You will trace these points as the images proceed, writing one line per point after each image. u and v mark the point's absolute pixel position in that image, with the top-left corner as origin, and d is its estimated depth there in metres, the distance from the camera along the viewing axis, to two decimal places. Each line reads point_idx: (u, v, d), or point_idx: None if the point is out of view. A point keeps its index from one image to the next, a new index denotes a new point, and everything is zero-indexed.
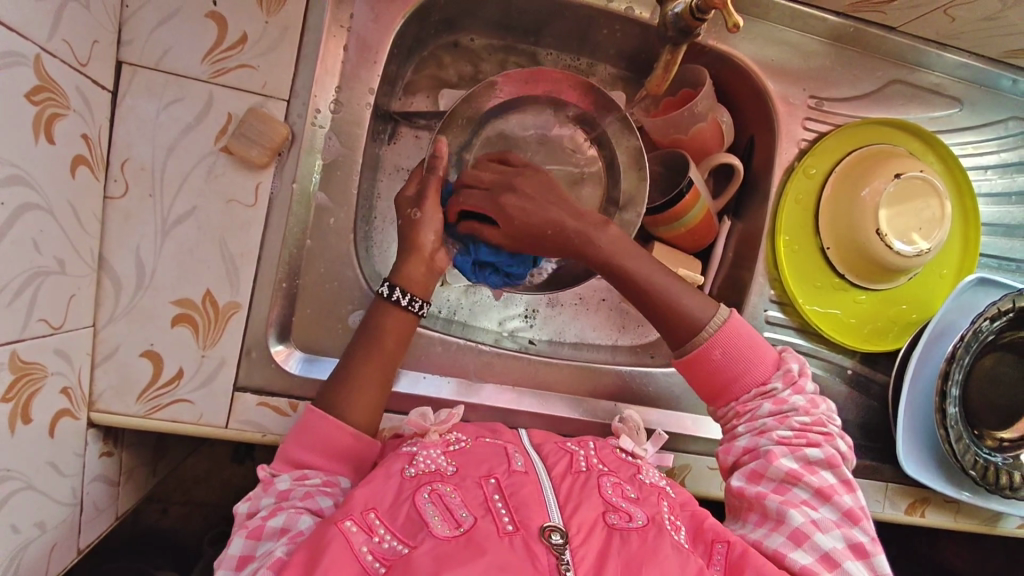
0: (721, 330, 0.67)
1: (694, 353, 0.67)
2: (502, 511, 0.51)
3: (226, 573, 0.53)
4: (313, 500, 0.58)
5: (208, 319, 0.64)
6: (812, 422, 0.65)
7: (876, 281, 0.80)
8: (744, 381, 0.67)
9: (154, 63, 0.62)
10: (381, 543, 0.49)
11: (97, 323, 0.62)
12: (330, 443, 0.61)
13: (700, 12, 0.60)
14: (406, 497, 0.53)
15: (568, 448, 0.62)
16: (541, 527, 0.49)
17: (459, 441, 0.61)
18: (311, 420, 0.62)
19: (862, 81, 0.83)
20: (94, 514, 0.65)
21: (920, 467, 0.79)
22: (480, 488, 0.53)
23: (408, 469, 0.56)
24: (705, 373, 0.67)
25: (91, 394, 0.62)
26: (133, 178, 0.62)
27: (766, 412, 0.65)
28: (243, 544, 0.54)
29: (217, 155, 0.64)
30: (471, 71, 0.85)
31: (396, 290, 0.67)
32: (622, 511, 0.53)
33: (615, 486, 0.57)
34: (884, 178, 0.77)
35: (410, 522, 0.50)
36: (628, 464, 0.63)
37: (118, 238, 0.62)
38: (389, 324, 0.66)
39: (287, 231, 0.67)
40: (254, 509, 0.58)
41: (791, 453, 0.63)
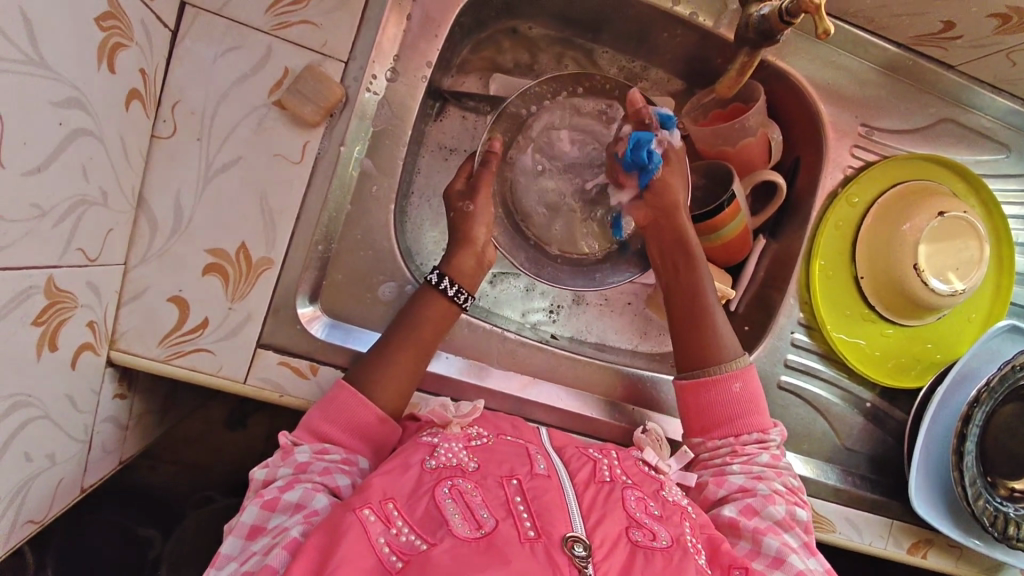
0: (744, 370, 0.71)
1: (716, 378, 0.70)
2: (524, 515, 0.51)
3: (236, 541, 0.54)
4: (331, 476, 0.58)
5: (240, 272, 0.63)
6: (795, 487, 0.69)
7: (906, 317, 0.80)
8: (748, 424, 0.70)
9: (218, 9, 0.62)
10: (399, 535, 0.49)
11: (129, 262, 0.61)
12: (357, 421, 0.62)
13: (788, 16, 0.56)
14: (426, 492, 0.53)
15: (591, 456, 0.62)
16: (564, 537, 0.49)
17: (481, 437, 0.61)
18: (342, 396, 0.63)
19: (914, 115, 0.82)
20: (100, 455, 0.64)
21: (932, 508, 0.78)
22: (501, 489, 0.54)
23: (430, 460, 0.56)
24: (708, 397, 0.70)
25: (113, 332, 0.61)
26: (183, 120, 0.61)
27: (763, 460, 0.68)
28: (257, 514, 0.55)
29: (269, 108, 0.63)
30: (527, 60, 0.84)
31: (444, 279, 0.69)
32: (645, 529, 0.53)
33: (639, 501, 0.57)
34: (926, 214, 0.76)
35: (430, 517, 0.50)
36: (651, 478, 0.63)
37: (161, 179, 0.61)
38: (433, 311, 0.68)
39: (330, 194, 0.66)
40: (270, 477, 0.59)
41: (783, 504, 0.65)
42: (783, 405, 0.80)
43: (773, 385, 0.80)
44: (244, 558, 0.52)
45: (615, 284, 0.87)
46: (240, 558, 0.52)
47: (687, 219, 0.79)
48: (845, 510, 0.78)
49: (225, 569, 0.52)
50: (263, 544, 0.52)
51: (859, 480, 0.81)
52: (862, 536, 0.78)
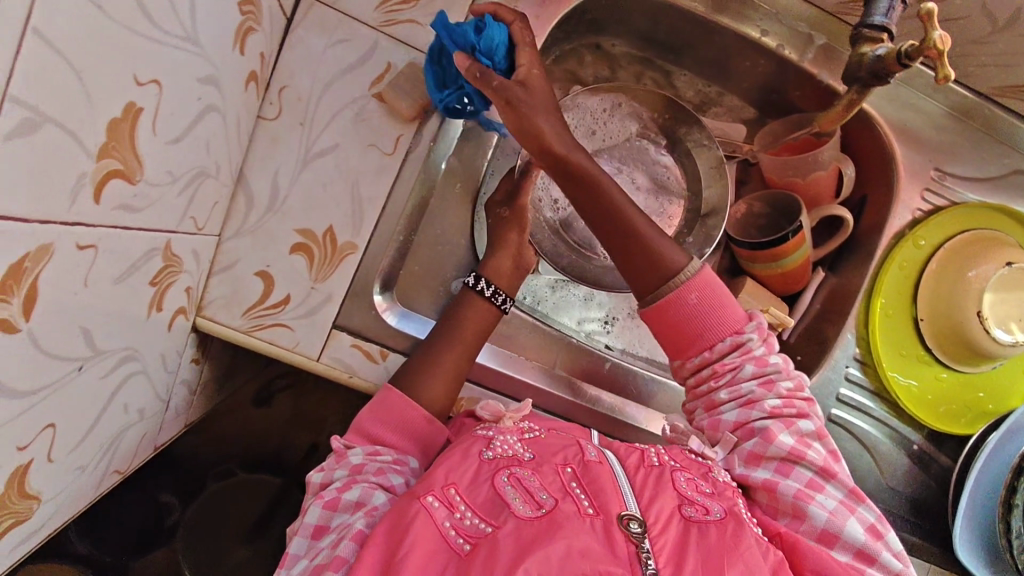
0: (695, 278, 0.65)
1: (667, 297, 0.65)
2: (582, 495, 0.53)
3: (302, 541, 0.56)
4: (385, 475, 0.60)
5: (325, 254, 0.66)
6: (794, 390, 0.66)
7: (963, 363, 0.80)
8: (718, 332, 0.65)
9: (332, 2, 0.65)
10: (463, 520, 0.51)
11: (224, 234, 0.64)
12: (405, 421, 0.64)
13: (906, 58, 0.57)
14: (485, 479, 0.55)
15: (639, 447, 0.63)
16: (620, 514, 0.51)
17: (533, 431, 0.63)
18: (390, 398, 0.64)
19: (987, 164, 0.82)
20: (173, 416, 0.66)
21: (972, 556, 0.78)
22: (557, 475, 0.55)
23: (487, 452, 0.58)
24: (671, 317, 0.65)
25: (202, 300, 0.64)
26: (288, 104, 0.64)
27: (747, 374, 0.64)
28: (319, 514, 0.57)
29: (369, 100, 0.66)
30: (607, 75, 0.86)
31: (481, 281, 0.69)
32: (698, 505, 0.55)
33: (690, 482, 0.58)
34: (994, 263, 0.76)
35: (491, 501, 0.52)
36: (698, 462, 0.63)
37: (262, 158, 0.64)
38: (473, 314, 0.68)
39: (416, 186, 0.68)
40: (327, 479, 0.61)
41: (786, 429, 0.63)
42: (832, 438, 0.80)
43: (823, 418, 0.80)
44: (312, 556, 0.54)
45: None
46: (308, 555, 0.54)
47: (747, 245, 0.80)
48: None
49: (296, 568, 0.54)
50: (328, 542, 0.54)
51: (898, 521, 0.82)
52: None
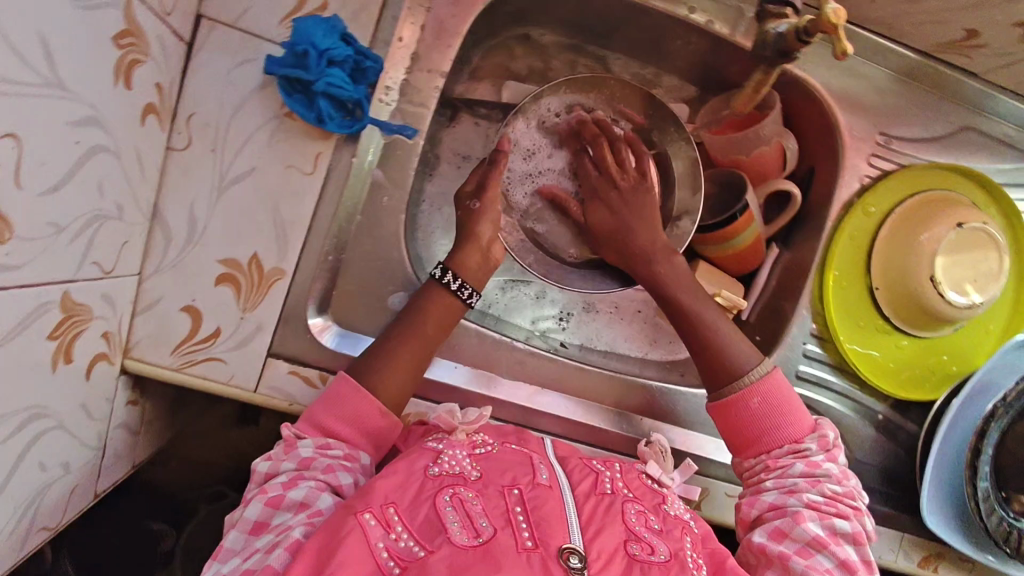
0: (760, 382, 0.69)
1: (733, 397, 0.69)
2: (523, 526, 0.53)
3: (238, 536, 0.55)
4: (334, 474, 0.59)
5: (252, 282, 0.64)
6: (842, 494, 0.66)
7: (921, 328, 0.79)
8: (778, 437, 0.68)
9: (233, 20, 0.61)
10: (398, 540, 0.51)
11: (143, 272, 0.62)
12: (357, 413, 0.62)
13: (805, 36, 0.58)
14: (426, 499, 0.54)
15: (594, 468, 0.64)
16: (561, 548, 0.51)
17: (485, 445, 0.64)
18: (343, 388, 0.63)
19: (934, 123, 0.80)
20: (112, 460, 0.65)
21: (944, 521, 0.77)
22: (502, 498, 0.56)
23: (432, 467, 0.58)
24: (734, 419, 0.70)
25: (127, 341, 0.62)
26: (197, 132, 0.61)
27: (797, 471, 0.67)
28: (261, 511, 0.56)
29: (282, 120, 0.63)
30: (541, 67, 0.84)
31: (448, 273, 0.69)
32: (644, 542, 0.56)
33: (639, 515, 0.59)
34: (945, 225, 0.75)
35: (430, 525, 0.52)
36: (652, 492, 0.66)
37: (175, 190, 0.61)
38: (435, 305, 0.68)
39: (341, 203, 0.66)
40: (274, 470, 0.60)
41: (819, 519, 0.63)
42: None
43: None
44: (246, 552, 0.52)
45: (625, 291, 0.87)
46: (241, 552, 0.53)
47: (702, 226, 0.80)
48: None
49: (228, 563, 0.52)
50: (265, 540, 0.52)
51: (869, 493, 0.81)
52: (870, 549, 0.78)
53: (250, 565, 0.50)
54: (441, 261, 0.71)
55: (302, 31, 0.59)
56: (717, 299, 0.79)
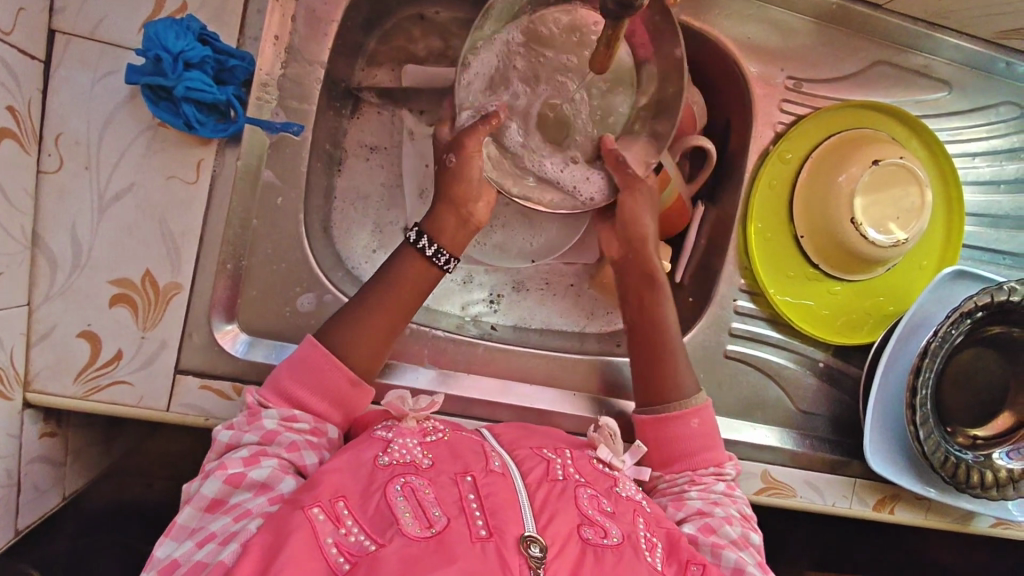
0: (701, 405, 0.68)
1: (671, 413, 0.67)
2: (477, 513, 0.50)
3: (193, 512, 0.52)
4: (298, 453, 0.57)
5: (148, 300, 0.62)
6: (752, 515, 0.65)
7: (851, 272, 0.77)
8: (703, 457, 0.66)
9: (89, 33, 0.59)
10: (347, 535, 0.48)
11: (33, 302, 0.60)
12: (325, 383, 0.60)
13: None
14: (377, 488, 0.51)
15: (545, 455, 0.60)
16: (518, 537, 0.48)
17: (437, 432, 0.60)
18: (311, 354, 0.60)
19: (845, 61, 0.78)
20: (33, 495, 0.64)
21: (888, 461, 0.77)
22: (455, 487, 0.52)
23: (382, 458, 0.54)
24: (665, 432, 0.67)
25: (26, 374, 0.60)
26: (68, 152, 0.60)
27: (721, 488, 0.65)
28: (219, 488, 0.53)
29: (157, 129, 0.61)
30: (440, 47, 0.81)
31: (423, 238, 0.66)
32: (598, 526, 0.52)
33: (592, 499, 0.56)
34: (860, 165, 0.73)
35: (380, 516, 0.49)
36: (604, 475, 0.61)
37: (54, 215, 0.60)
38: (410, 274, 0.66)
39: (233, 209, 0.64)
40: (234, 441, 0.57)
41: (738, 525, 0.62)
42: (731, 373, 0.78)
43: (719, 356, 0.78)
44: (201, 535, 0.50)
45: (554, 267, 0.86)
46: (196, 530, 0.51)
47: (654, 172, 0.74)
48: (804, 474, 0.77)
49: (182, 544, 0.50)
50: (222, 525, 0.50)
51: (817, 442, 0.79)
52: (822, 498, 0.77)
53: (205, 553, 0.48)
54: (417, 225, 0.68)
55: (152, 36, 0.57)
56: None
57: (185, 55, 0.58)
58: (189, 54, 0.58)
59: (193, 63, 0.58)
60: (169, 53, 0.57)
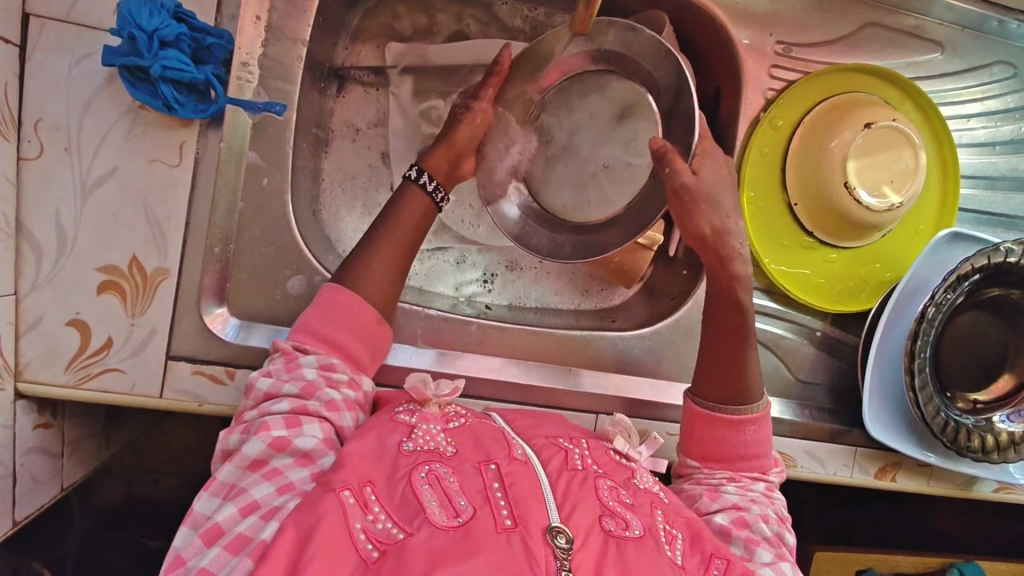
0: (764, 412, 0.64)
1: (732, 414, 0.64)
2: (501, 503, 0.47)
3: (234, 471, 0.50)
4: (338, 414, 0.56)
5: (136, 287, 0.62)
6: (789, 519, 0.63)
7: (846, 238, 0.77)
8: (751, 463, 0.64)
9: (64, 15, 0.58)
10: (375, 522, 0.46)
11: (20, 291, 0.59)
12: (356, 322, 0.59)
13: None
14: (403, 477, 0.49)
15: (562, 445, 0.57)
16: (545, 528, 0.46)
17: (459, 418, 0.58)
18: (338, 301, 0.60)
19: (835, 24, 0.77)
20: (31, 486, 0.64)
21: (889, 428, 0.76)
22: (479, 475, 0.50)
23: (406, 443, 0.53)
24: (719, 433, 0.64)
25: (17, 364, 0.60)
26: (49, 138, 0.59)
27: (761, 488, 0.63)
28: (262, 449, 0.51)
29: (138, 112, 0.60)
30: (426, 23, 0.79)
31: (423, 175, 0.65)
32: (619, 517, 0.50)
33: (612, 490, 0.53)
34: (853, 128, 0.72)
35: (408, 503, 0.47)
36: (622, 466, 0.59)
37: (36, 202, 0.59)
38: (411, 211, 0.64)
39: (218, 192, 0.64)
40: (273, 392, 0.55)
41: (775, 524, 0.60)
42: None
43: None
44: (243, 498, 0.48)
45: None
46: (237, 493, 0.49)
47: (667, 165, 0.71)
48: (804, 444, 0.76)
49: (218, 509, 0.48)
50: (263, 490, 0.48)
51: (817, 411, 0.79)
52: (824, 467, 0.77)
53: (248, 525, 0.46)
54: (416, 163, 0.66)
55: (125, 14, 0.56)
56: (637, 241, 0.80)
57: (158, 31, 0.57)
58: (162, 30, 0.57)
59: (167, 39, 0.58)
60: (142, 29, 0.56)
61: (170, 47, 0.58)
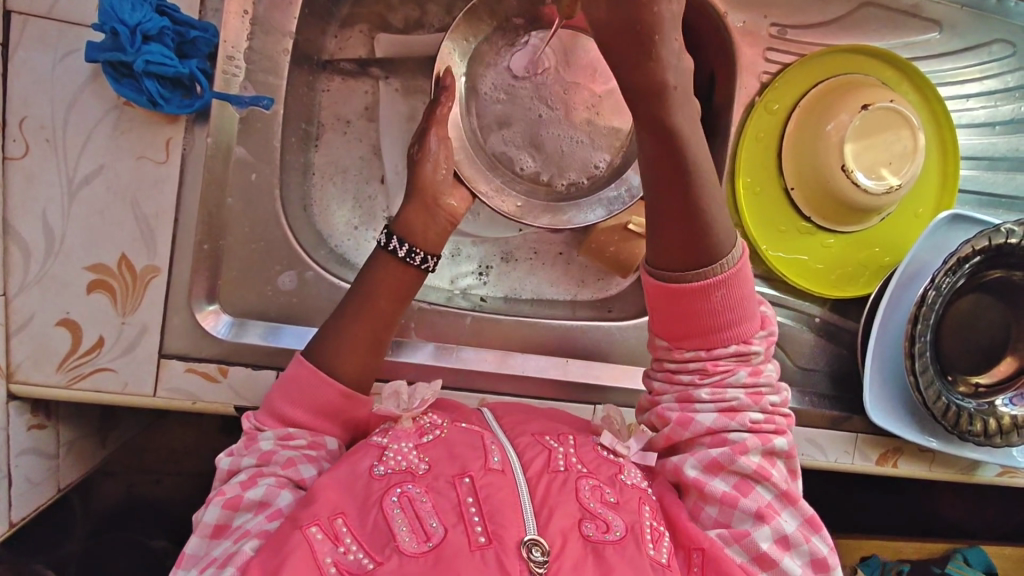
0: (734, 271, 0.55)
1: (694, 285, 0.54)
2: (475, 518, 0.47)
3: (201, 541, 0.52)
4: (295, 469, 0.55)
5: (126, 285, 0.61)
6: (779, 405, 0.58)
7: (844, 223, 0.76)
8: (726, 319, 0.56)
9: (46, 12, 0.58)
10: (347, 553, 0.46)
11: (9, 292, 0.59)
12: (319, 401, 0.58)
13: None
14: (374, 503, 0.49)
15: (546, 444, 0.56)
16: (520, 542, 0.46)
17: (435, 429, 0.56)
18: (301, 373, 0.58)
19: (828, 5, 0.76)
20: (27, 487, 0.64)
21: (890, 414, 0.75)
22: (452, 490, 0.49)
23: (377, 467, 0.52)
24: (681, 308, 0.56)
25: (8, 365, 0.60)
26: (33, 137, 0.58)
27: (740, 381, 0.56)
28: (219, 514, 0.52)
29: (123, 109, 0.60)
30: (417, 15, 0.77)
31: (394, 240, 0.63)
32: (599, 519, 0.50)
33: (594, 490, 0.52)
34: (849, 111, 0.71)
35: (378, 533, 0.47)
36: (608, 462, 0.57)
37: (23, 202, 0.59)
38: (384, 279, 0.62)
39: (205, 188, 0.63)
40: (235, 467, 0.56)
41: (760, 446, 0.56)
42: None
43: None
44: (204, 562, 0.50)
45: (543, 235, 0.84)
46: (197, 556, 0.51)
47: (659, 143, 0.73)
48: (804, 432, 0.76)
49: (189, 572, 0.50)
50: (222, 548, 0.50)
51: (817, 398, 0.78)
52: (825, 455, 0.76)
53: None
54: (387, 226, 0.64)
55: (107, 8, 0.55)
56: (629, 227, 0.76)
57: (141, 25, 0.56)
58: (145, 24, 0.56)
59: (151, 33, 0.57)
60: (124, 23, 0.55)
61: (155, 40, 0.57)
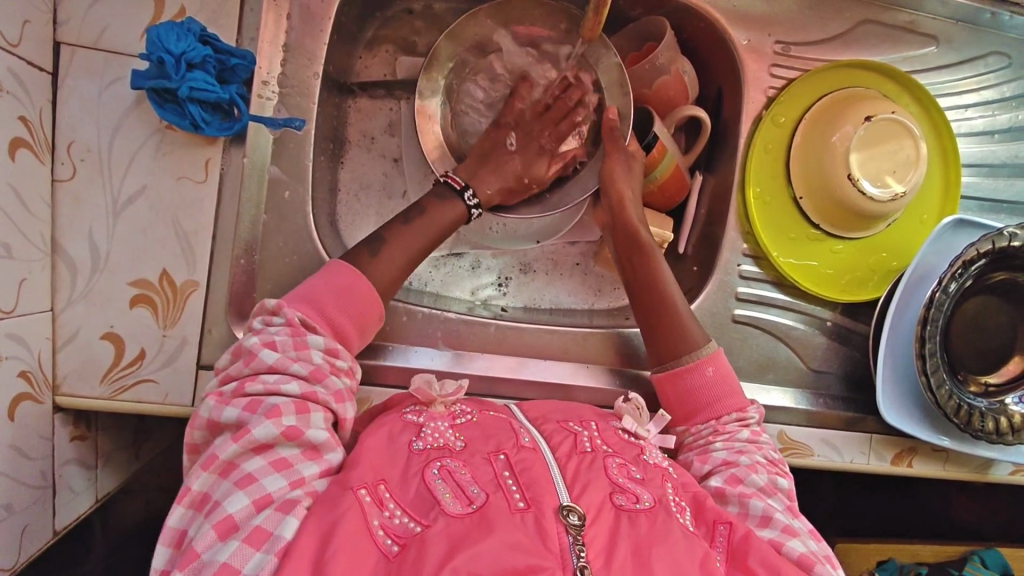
0: (714, 353, 0.68)
1: (683, 364, 0.68)
2: (513, 487, 0.49)
3: (240, 452, 0.49)
4: (340, 405, 0.56)
5: (167, 298, 0.64)
6: (778, 460, 0.66)
7: (852, 229, 0.78)
8: (725, 404, 0.67)
9: (93, 43, 0.61)
10: (393, 517, 0.47)
11: (56, 307, 0.62)
12: (359, 314, 0.62)
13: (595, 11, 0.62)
14: (416, 474, 0.51)
15: (571, 429, 0.59)
16: (557, 507, 0.47)
17: (466, 414, 0.59)
18: (355, 283, 0.63)
19: (830, 23, 0.79)
20: (68, 497, 0.66)
21: (903, 415, 0.77)
22: (489, 464, 0.52)
23: (417, 442, 0.54)
24: (683, 383, 0.68)
25: (54, 378, 0.62)
26: (81, 159, 0.61)
27: (744, 438, 0.65)
28: (271, 435, 0.50)
29: (164, 132, 0.63)
30: None
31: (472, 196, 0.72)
32: (629, 492, 0.52)
33: (621, 468, 0.55)
34: (853, 122, 0.74)
35: (422, 499, 0.49)
36: (630, 444, 0.60)
37: (70, 221, 0.62)
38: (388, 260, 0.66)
39: (242, 205, 0.66)
40: (279, 368, 0.54)
41: (765, 473, 0.62)
42: (742, 338, 0.79)
43: (728, 321, 0.78)
44: (256, 489, 0.48)
45: (560, 247, 0.86)
46: (243, 479, 0.48)
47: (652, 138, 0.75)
48: (820, 433, 0.77)
49: (232, 495, 0.47)
50: (281, 492, 0.48)
51: (832, 400, 0.80)
52: (840, 455, 0.77)
53: (266, 517, 0.46)
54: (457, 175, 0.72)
55: (155, 39, 0.60)
56: None
57: (185, 54, 0.60)
58: (189, 53, 0.60)
59: (195, 61, 0.61)
60: (169, 53, 0.59)
61: (197, 67, 0.61)
